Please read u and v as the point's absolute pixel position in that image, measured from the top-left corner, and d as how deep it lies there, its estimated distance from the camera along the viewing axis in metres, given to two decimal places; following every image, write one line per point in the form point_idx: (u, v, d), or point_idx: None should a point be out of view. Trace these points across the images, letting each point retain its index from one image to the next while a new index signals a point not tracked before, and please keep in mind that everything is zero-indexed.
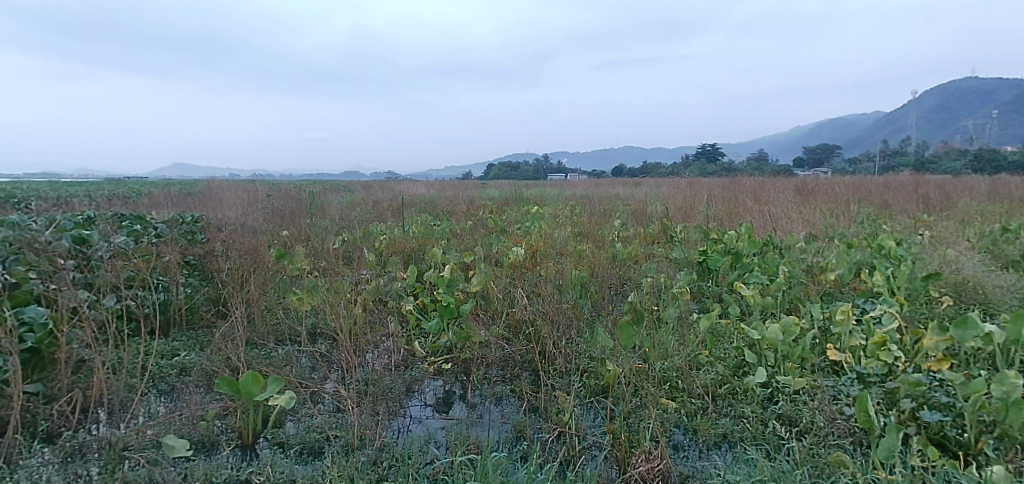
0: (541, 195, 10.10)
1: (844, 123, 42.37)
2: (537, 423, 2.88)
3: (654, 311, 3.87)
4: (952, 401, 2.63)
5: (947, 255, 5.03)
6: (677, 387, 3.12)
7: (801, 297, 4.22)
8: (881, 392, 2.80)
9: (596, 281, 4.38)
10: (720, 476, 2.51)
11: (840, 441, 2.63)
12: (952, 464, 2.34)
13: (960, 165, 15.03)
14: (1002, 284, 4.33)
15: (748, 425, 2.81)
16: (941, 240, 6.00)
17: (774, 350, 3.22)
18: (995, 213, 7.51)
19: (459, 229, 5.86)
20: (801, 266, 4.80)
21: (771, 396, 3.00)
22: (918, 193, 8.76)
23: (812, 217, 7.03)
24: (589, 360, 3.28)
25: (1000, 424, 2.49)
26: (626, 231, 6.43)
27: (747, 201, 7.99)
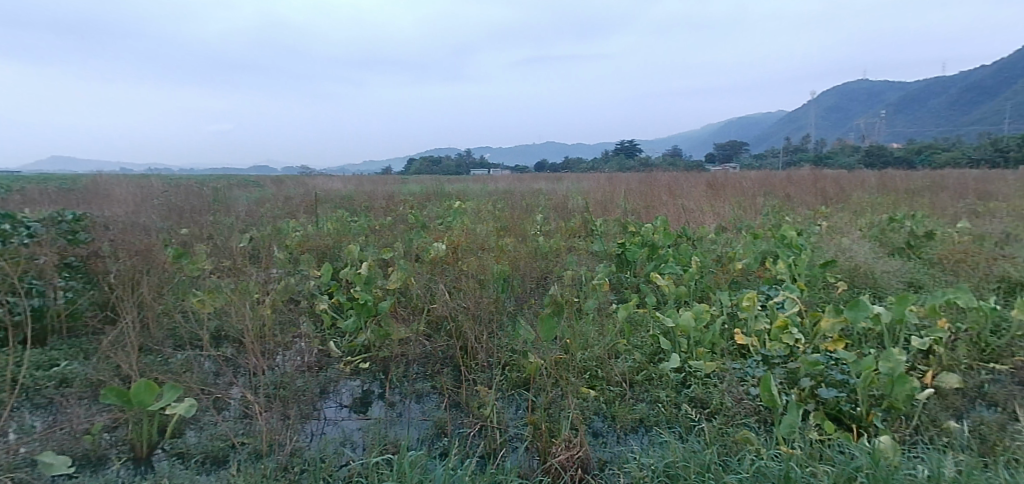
0: (464, 190, 10.06)
1: (750, 120, 44.80)
2: (458, 419, 2.86)
3: (574, 302, 3.93)
4: (845, 378, 2.83)
5: (841, 243, 5.41)
6: (596, 376, 3.19)
7: (712, 286, 4.41)
8: (783, 373, 2.98)
9: (518, 275, 4.40)
10: (635, 459, 2.55)
11: (746, 420, 2.76)
12: (845, 436, 2.50)
13: (854, 160, 16.28)
14: (889, 270, 4.70)
15: (663, 409, 2.91)
16: (836, 230, 6.46)
17: (687, 337, 3.36)
18: (883, 204, 8.18)
19: (377, 225, 5.73)
20: (711, 256, 5.02)
21: (684, 381, 3.12)
22: (817, 187, 9.40)
23: (722, 210, 7.38)
24: (510, 354, 3.28)
25: (887, 397, 2.69)
26: (547, 225, 6.50)
27: (663, 194, 8.29)
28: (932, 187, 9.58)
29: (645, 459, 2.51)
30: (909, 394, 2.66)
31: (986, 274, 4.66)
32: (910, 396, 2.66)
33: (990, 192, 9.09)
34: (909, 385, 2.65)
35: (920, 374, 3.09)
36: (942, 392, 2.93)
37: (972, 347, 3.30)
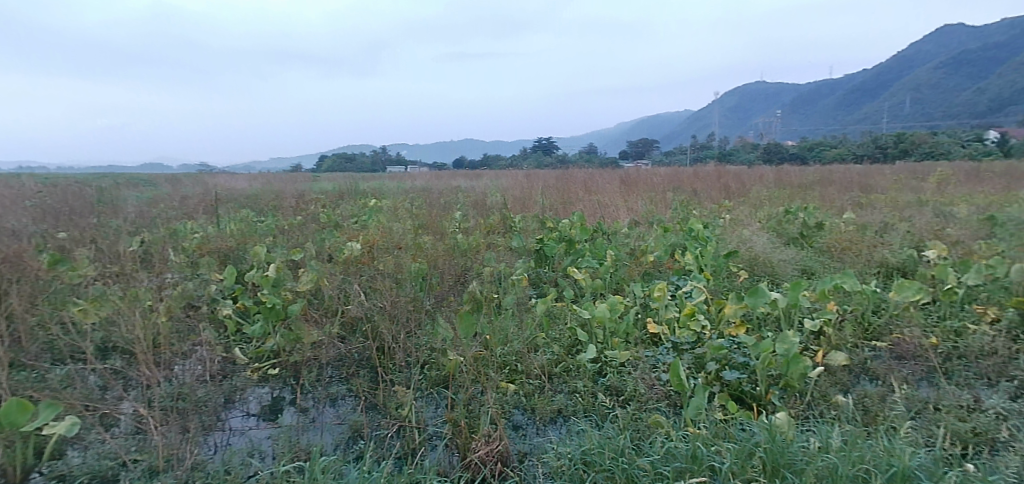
0: (379, 188, 9.85)
1: (660, 118, 46.64)
2: (374, 421, 2.79)
3: (493, 298, 3.94)
4: (747, 360, 3.00)
5: (743, 235, 5.74)
6: (516, 370, 3.21)
7: (626, 279, 4.56)
8: (691, 358, 3.12)
9: (436, 273, 4.36)
10: (553, 448, 2.58)
11: (657, 404, 2.86)
12: (747, 414, 2.64)
13: (754, 156, 17.33)
14: (785, 258, 5.04)
15: (580, 399, 2.96)
16: (738, 222, 6.85)
17: (603, 328, 3.46)
18: (780, 197, 8.75)
19: (287, 225, 5.50)
20: (625, 250, 5.18)
21: (600, 370, 3.21)
22: (721, 182, 9.93)
23: (634, 205, 7.64)
24: (429, 352, 3.24)
25: (784, 376, 2.88)
26: (465, 222, 6.48)
27: (578, 190, 8.48)
28: (822, 182, 10.35)
29: (562, 448, 2.54)
30: (802, 373, 2.85)
31: (868, 260, 5.08)
32: (803, 374, 2.85)
33: (871, 185, 9.94)
34: (802, 364, 2.85)
35: (812, 353, 3.33)
36: (832, 370, 3.16)
37: (857, 327, 3.60)
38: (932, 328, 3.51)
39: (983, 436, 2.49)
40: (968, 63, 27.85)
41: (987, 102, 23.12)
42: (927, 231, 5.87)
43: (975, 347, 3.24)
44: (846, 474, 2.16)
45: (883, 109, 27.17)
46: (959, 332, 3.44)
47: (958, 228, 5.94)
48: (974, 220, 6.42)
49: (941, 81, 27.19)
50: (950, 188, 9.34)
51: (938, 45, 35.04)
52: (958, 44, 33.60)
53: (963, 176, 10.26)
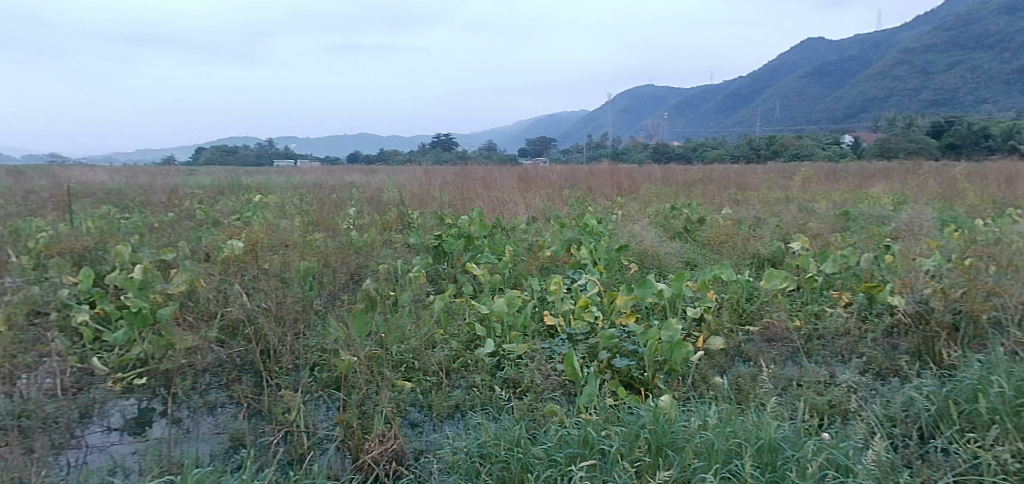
0: (265, 183, 9.33)
1: (556, 117, 47.78)
2: (258, 427, 2.63)
3: (389, 296, 3.83)
4: (636, 348, 3.13)
5: (633, 230, 5.99)
6: (413, 367, 3.15)
7: (524, 273, 4.60)
8: (585, 348, 3.21)
9: (327, 273, 4.18)
10: (449, 443, 2.54)
11: (553, 394, 2.90)
12: (635, 399, 2.75)
13: (644, 155, 18.20)
14: (670, 252, 5.33)
15: (478, 393, 2.95)
16: (629, 217, 7.15)
17: (501, 322, 3.47)
18: (666, 194, 9.24)
19: (157, 222, 5.07)
20: (523, 245, 5.23)
21: (498, 364, 3.21)
22: (613, 180, 10.32)
23: (532, 201, 7.75)
24: (320, 353, 3.09)
25: (668, 361, 3.03)
26: (359, 218, 6.28)
27: (476, 187, 8.48)
28: (704, 180, 11.03)
29: (458, 442, 2.50)
30: (685, 357, 3.01)
31: (743, 252, 5.48)
32: (686, 359, 3.01)
33: (746, 183, 10.73)
34: (685, 350, 3.01)
35: (695, 339, 3.53)
36: (711, 353, 3.38)
37: (733, 313, 3.87)
38: (796, 312, 3.84)
39: (837, 407, 2.75)
40: (827, 73, 30.85)
41: (843, 109, 25.73)
42: (793, 226, 6.42)
43: (832, 327, 3.58)
44: (721, 448, 2.28)
45: (756, 113, 29.47)
46: (819, 314, 3.79)
47: (819, 223, 6.54)
48: (831, 214, 7.11)
49: (805, 89, 29.91)
50: (813, 186, 10.28)
51: (801, 56, 38.47)
52: (818, 56, 37.10)
53: (822, 176, 11.33)
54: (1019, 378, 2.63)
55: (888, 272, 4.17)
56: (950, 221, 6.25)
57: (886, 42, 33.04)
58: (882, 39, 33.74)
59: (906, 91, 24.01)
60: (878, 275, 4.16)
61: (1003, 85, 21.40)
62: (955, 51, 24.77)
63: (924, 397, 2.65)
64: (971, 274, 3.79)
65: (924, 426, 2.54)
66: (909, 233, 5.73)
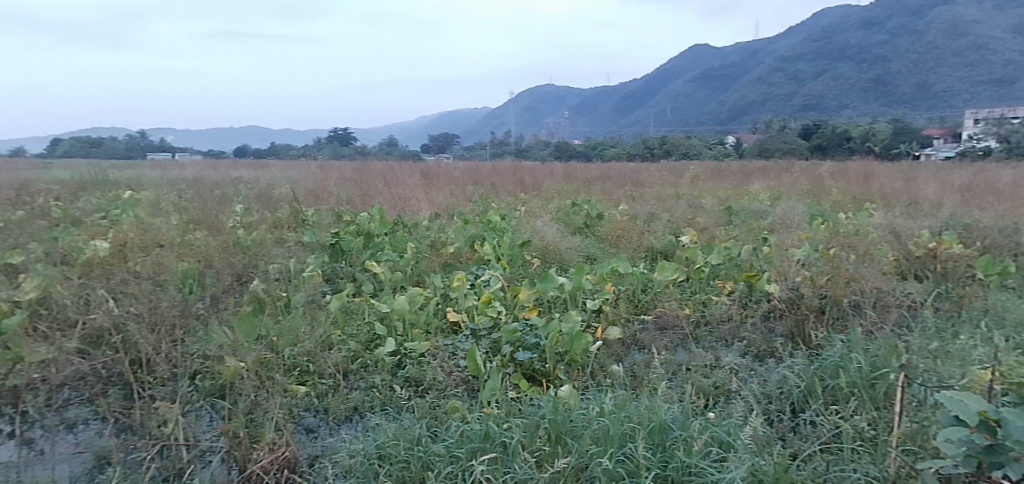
0: (137, 179, 8.58)
1: (458, 114, 47.65)
2: (130, 443, 2.41)
3: (280, 297, 3.64)
4: (537, 341, 3.17)
5: (535, 226, 6.07)
6: (307, 371, 3.00)
7: (426, 271, 4.53)
8: (488, 343, 3.21)
9: (209, 274, 3.90)
10: (347, 446, 2.45)
11: (455, 390, 2.87)
12: (535, 390, 2.78)
13: (546, 154, 18.56)
14: (571, 247, 5.46)
15: (378, 394, 2.86)
16: (532, 214, 7.25)
17: (402, 321, 3.39)
18: (567, 191, 9.46)
19: (4, 222, 4.51)
20: (425, 241, 5.15)
21: (399, 363, 3.13)
22: (516, 176, 10.43)
23: (435, 198, 7.67)
24: (202, 360, 2.86)
25: (569, 352, 3.10)
26: (248, 216, 5.93)
27: (376, 183, 8.26)
28: (602, 177, 11.39)
29: (356, 445, 2.42)
30: (584, 348, 3.09)
31: (639, 246, 5.72)
32: (585, 350, 3.09)
33: (641, 181, 11.20)
34: (585, 340, 3.09)
35: (594, 330, 3.64)
36: (609, 343, 3.49)
37: (629, 303, 4.02)
38: (686, 301, 4.05)
39: (721, 389, 2.93)
40: (713, 78, 32.94)
41: (727, 112, 27.56)
42: (683, 220, 6.78)
43: (717, 314, 3.81)
44: (617, 433, 2.35)
45: (649, 115, 30.91)
46: (706, 302, 4.01)
47: (706, 218, 6.95)
48: (717, 210, 7.58)
49: (693, 92, 31.76)
50: (701, 183, 10.93)
51: (690, 61, 40.77)
52: (705, 61, 39.53)
53: (709, 174, 12.06)
54: (873, 354, 2.93)
55: (765, 262, 4.50)
56: (818, 215, 6.85)
57: (763, 51, 35.73)
58: (760, 48, 36.49)
59: (781, 96, 26.11)
60: (757, 264, 4.49)
61: (861, 93, 23.79)
62: (821, 61, 27.25)
63: (795, 375, 2.88)
64: (835, 263, 4.17)
65: (795, 401, 2.76)
66: (784, 226, 6.23)
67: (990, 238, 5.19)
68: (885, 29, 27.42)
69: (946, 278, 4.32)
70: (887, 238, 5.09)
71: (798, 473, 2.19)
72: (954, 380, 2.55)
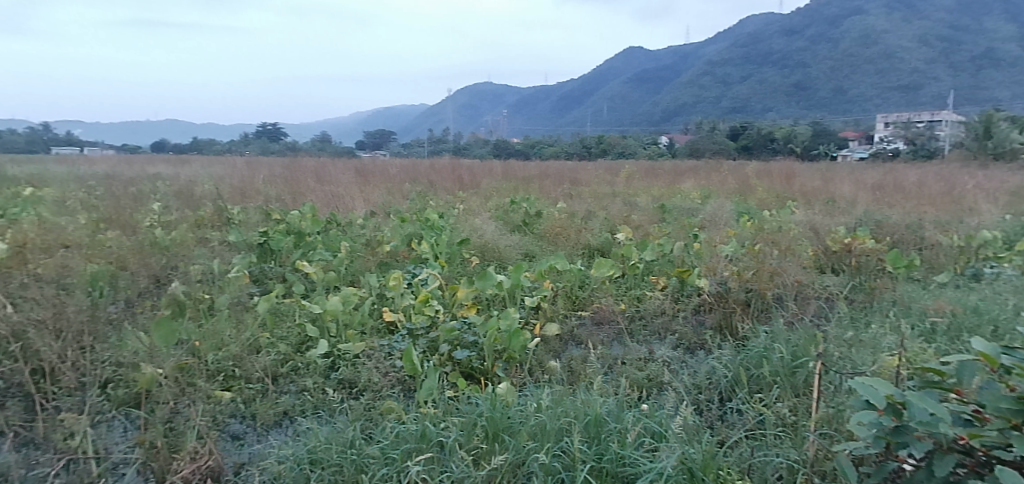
0: (41, 175, 7.98)
1: (394, 111, 46.93)
2: (32, 459, 2.25)
3: (203, 299, 3.47)
4: (476, 339, 3.16)
5: (473, 224, 6.05)
6: (233, 376, 2.88)
7: (361, 270, 4.44)
8: (425, 342, 3.17)
9: (123, 277, 3.68)
10: (275, 452, 2.36)
11: (391, 391, 2.81)
12: (473, 388, 2.77)
13: (484, 152, 18.56)
14: (509, 244, 5.47)
15: (310, 397, 2.77)
16: (470, 212, 7.23)
17: (336, 322, 3.31)
18: (506, 189, 9.49)
19: None
20: (360, 240, 5.04)
21: (332, 364, 3.05)
22: (454, 174, 10.38)
23: (370, 196, 7.51)
24: (115, 368, 2.70)
25: (507, 350, 3.10)
26: (168, 214, 5.63)
27: (309, 181, 8.01)
28: (540, 176, 11.48)
29: (286, 451, 2.33)
30: (522, 345, 3.10)
31: (576, 243, 5.80)
32: (523, 347, 3.10)
33: (578, 179, 11.36)
34: (523, 338, 3.10)
35: (532, 327, 3.66)
36: (547, 339, 3.52)
37: (566, 300, 4.07)
38: (622, 297, 4.14)
39: (654, 381, 3.01)
40: (647, 80, 33.84)
41: (660, 113, 28.36)
42: (618, 218, 6.93)
43: (651, 309, 3.91)
44: (554, 428, 2.37)
45: (586, 114, 31.40)
46: (641, 298, 4.11)
47: (640, 215, 7.13)
48: (651, 208, 7.79)
49: (628, 93, 32.53)
50: (636, 182, 11.21)
51: (625, 62, 41.73)
52: (639, 63, 40.56)
53: (643, 173, 12.37)
54: (794, 344, 3.08)
55: (696, 258, 4.66)
56: (744, 212, 7.15)
57: (694, 55, 37.00)
58: (691, 51, 37.78)
59: (710, 98, 27.10)
60: (688, 260, 4.63)
61: (784, 96, 25.01)
62: (747, 66, 28.46)
63: (723, 366, 3.00)
64: (760, 258, 4.37)
65: (723, 391, 2.87)
66: (713, 223, 6.47)
67: (899, 233, 5.56)
68: (804, 37, 28.95)
69: (859, 271, 4.59)
70: (807, 233, 5.37)
71: (725, 460, 2.27)
72: (866, 366, 2.72)
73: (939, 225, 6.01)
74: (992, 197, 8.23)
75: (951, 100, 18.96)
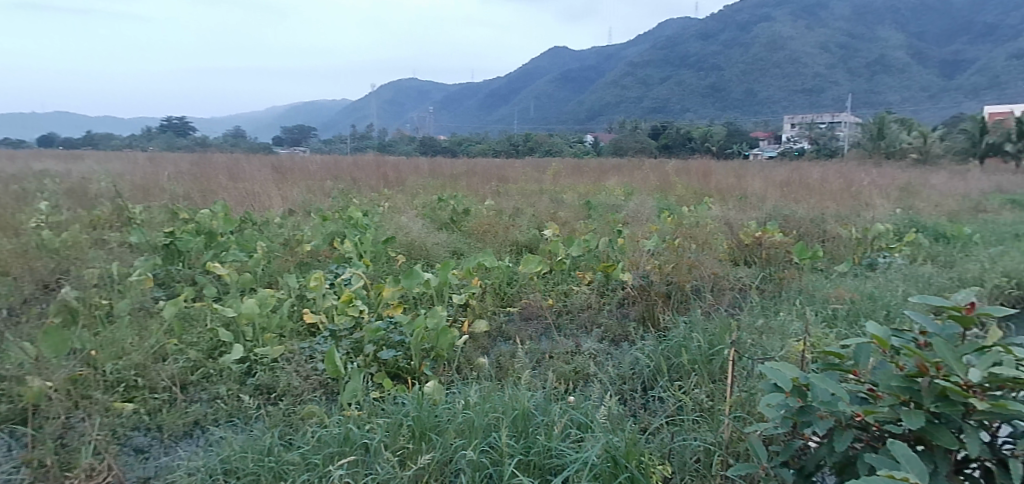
0: None
1: (315, 106, 45.47)
2: None
3: (100, 305, 3.24)
4: (402, 338, 3.11)
5: (398, 222, 5.96)
6: (136, 386, 2.70)
7: (279, 271, 4.27)
8: (349, 344, 3.09)
9: (4, 285, 3.38)
10: (184, 464, 2.23)
11: (312, 395, 2.72)
12: (399, 388, 2.71)
13: (410, 149, 18.32)
14: (436, 242, 5.42)
15: (223, 405, 2.64)
16: (396, 209, 7.11)
17: (252, 325, 3.16)
18: (432, 186, 9.40)
19: None
20: (278, 239, 4.84)
21: (249, 370, 2.91)
22: (379, 171, 10.18)
23: (288, 194, 7.23)
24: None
25: (434, 348, 3.07)
26: (59, 214, 5.20)
27: (220, 178, 7.61)
28: (467, 173, 11.43)
29: (196, 462, 2.21)
30: (450, 343, 3.08)
31: (504, 240, 5.81)
32: (451, 345, 3.08)
33: (505, 176, 11.39)
34: (450, 335, 3.08)
35: (460, 324, 3.64)
36: (475, 336, 3.51)
37: (494, 296, 4.07)
38: (549, 292, 4.19)
39: (581, 373, 3.06)
40: (572, 80, 34.47)
41: (584, 112, 28.94)
42: (545, 215, 7.01)
43: (577, 303, 3.97)
44: (481, 424, 2.36)
45: (512, 112, 31.57)
46: (567, 292, 4.17)
47: (567, 212, 7.24)
48: (577, 204, 7.93)
49: (553, 92, 33.00)
50: (563, 179, 11.39)
51: (549, 62, 42.30)
52: (564, 63, 41.24)
53: (569, 170, 12.58)
54: (710, 333, 3.22)
55: (620, 253, 4.79)
56: (665, 208, 7.41)
57: (616, 56, 37.98)
58: (613, 52, 38.78)
59: (632, 98, 27.89)
60: (612, 255, 4.75)
61: (701, 97, 26.12)
62: (667, 68, 29.52)
63: (645, 355, 3.10)
64: (679, 252, 4.54)
65: (645, 380, 2.96)
66: (636, 219, 6.67)
67: (804, 227, 5.92)
68: (719, 42, 30.36)
69: (770, 263, 4.87)
70: (722, 228, 5.63)
71: (647, 446, 2.34)
72: (775, 351, 2.88)
73: (840, 219, 6.44)
74: (885, 193, 8.93)
75: (849, 103, 20.41)
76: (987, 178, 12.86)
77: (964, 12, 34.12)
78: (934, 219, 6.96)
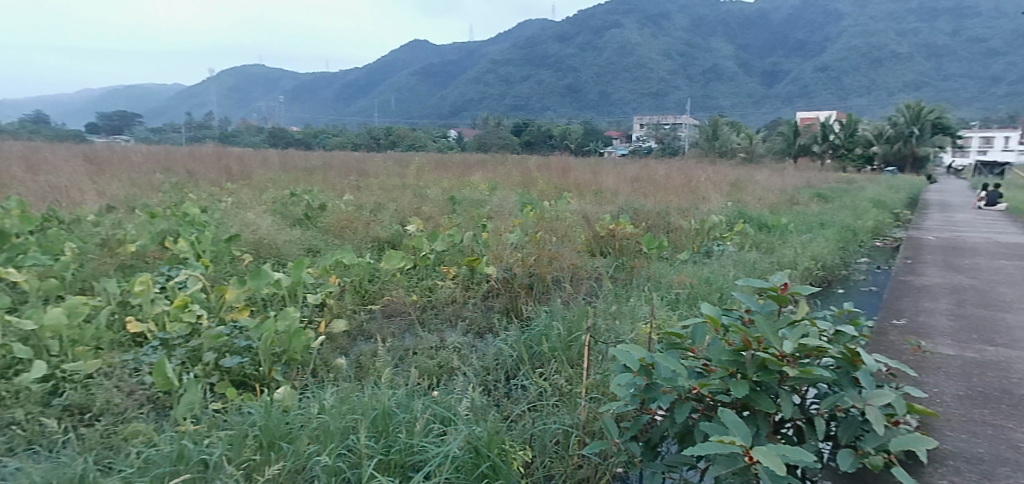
0: None
1: (144, 91, 40.95)
2: None
3: None
4: (249, 343, 2.89)
5: (244, 218, 5.53)
6: None
7: (96, 275, 3.77)
8: (185, 352, 2.80)
9: None
10: None
11: (138, 412, 2.43)
12: (244, 397, 2.52)
13: (258, 142, 17.12)
14: (288, 240, 5.10)
15: (21, 431, 2.28)
16: (241, 205, 6.59)
17: (59, 338, 2.75)
18: (283, 180, 8.85)
19: None
20: (94, 239, 4.27)
21: (56, 389, 2.54)
22: (221, 164, 9.38)
23: (107, 189, 6.42)
24: None
25: (286, 352, 2.89)
26: None
27: (15, 170, 6.56)
28: (324, 167, 10.91)
29: None
30: (303, 345, 2.92)
31: (362, 236, 5.62)
32: (304, 347, 2.92)
33: (365, 171, 11.03)
34: (304, 337, 2.92)
35: (316, 324, 3.46)
36: (333, 337, 3.35)
37: (354, 293, 3.92)
38: (411, 287, 4.11)
39: (445, 367, 3.04)
40: (433, 75, 34.25)
41: (446, 107, 28.89)
42: (409, 210, 6.88)
43: (442, 298, 3.94)
44: (337, 427, 2.24)
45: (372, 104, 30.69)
46: (431, 288, 4.11)
47: (430, 207, 7.18)
48: (441, 199, 7.88)
49: (415, 87, 32.60)
50: (426, 173, 11.28)
51: (410, 55, 41.70)
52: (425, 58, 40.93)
53: (432, 165, 12.50)
54: (568, 320, 3.35)
55: (483, 246, 4.81)
56: (526, 203, 7.59)
57: (477, 53, 38.40)
58: (475, 50, 39.17)
59: (493, 95, 28.33)
60: (475, 249, 4.77)
61: (558, 97, 27.18)
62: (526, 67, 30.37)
63: (508, 346, 3.15)
64: (541, 245, 4.68)
65: (508, 369, 3.02)
66: (499, 213, 6.77)
67: (651, 219, 6.36)
68: (574, 45, 31.81)
69: (621, 253, 5.17)
70: (579, 221, 5.88)
71: (507, 434, 2.37)
72: (626, 335, 3.06)
73: (681, 211, 7.01)
74: (719, 188, 9.88)
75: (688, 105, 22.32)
76: (800, 175, 14.74)
77: (780, 29, 38.72)
78: (758, 211, 7.82)
